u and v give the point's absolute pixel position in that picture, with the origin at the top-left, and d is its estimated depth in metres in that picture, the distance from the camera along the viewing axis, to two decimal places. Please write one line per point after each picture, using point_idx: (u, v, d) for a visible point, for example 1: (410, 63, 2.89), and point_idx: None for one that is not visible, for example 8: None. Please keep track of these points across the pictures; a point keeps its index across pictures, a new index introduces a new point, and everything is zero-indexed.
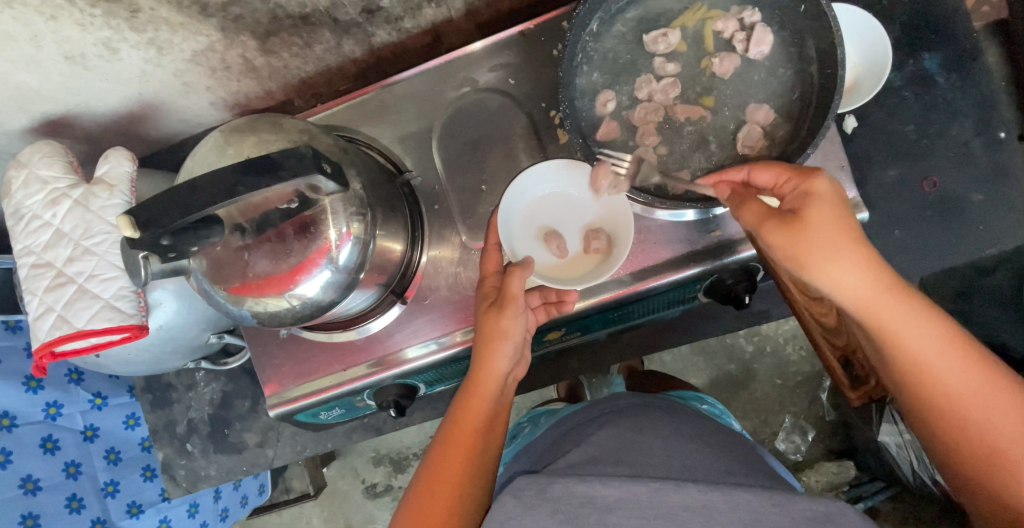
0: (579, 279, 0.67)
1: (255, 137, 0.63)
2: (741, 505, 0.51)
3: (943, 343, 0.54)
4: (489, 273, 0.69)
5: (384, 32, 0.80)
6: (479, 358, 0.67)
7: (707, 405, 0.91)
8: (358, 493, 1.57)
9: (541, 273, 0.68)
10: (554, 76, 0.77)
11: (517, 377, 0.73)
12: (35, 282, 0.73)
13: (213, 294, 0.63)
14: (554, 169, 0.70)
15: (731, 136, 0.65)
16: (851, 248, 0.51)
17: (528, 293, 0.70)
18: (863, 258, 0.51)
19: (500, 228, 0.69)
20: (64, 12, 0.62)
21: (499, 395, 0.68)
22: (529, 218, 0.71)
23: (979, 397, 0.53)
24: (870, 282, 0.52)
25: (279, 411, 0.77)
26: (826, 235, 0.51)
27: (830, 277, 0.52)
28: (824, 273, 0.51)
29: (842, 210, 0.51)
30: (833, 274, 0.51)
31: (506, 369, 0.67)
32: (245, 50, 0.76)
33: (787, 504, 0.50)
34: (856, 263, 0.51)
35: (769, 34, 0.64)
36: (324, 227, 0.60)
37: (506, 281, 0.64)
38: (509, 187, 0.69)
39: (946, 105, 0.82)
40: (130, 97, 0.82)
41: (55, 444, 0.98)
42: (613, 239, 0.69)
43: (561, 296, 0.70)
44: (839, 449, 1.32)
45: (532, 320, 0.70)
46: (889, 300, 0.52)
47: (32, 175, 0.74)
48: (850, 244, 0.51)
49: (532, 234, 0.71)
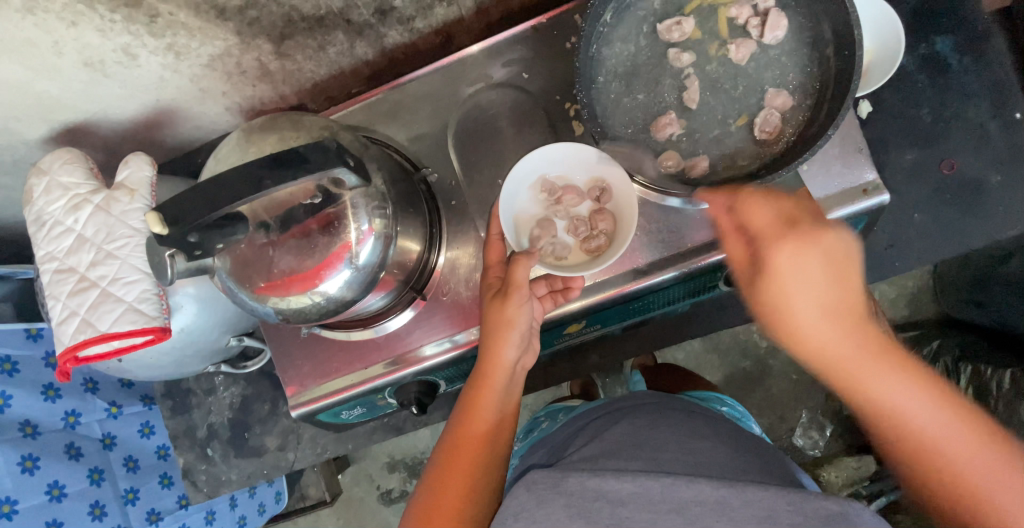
0: (589, 264, 0.67)
1: (277, 135, 0.64)
2: (755, 502, 0.50)
3: (905, 384, 0.55)
4: (493, 264, 0.69)
5: (396, 33, 0.80)
6: (487, 349, 0.65)
7: (726, 407, 0.90)
8: (373, 500, 1.56)
9: (547, 262, 0.67)
10: (567, 69, 0.77)
11: (527, 366, 0.72)
12: (58, 287, 0.74)
13: (237, 292, 0.63)
14: (552, 153, 0.69)
15: (749, 122, 0.65)
16: (794, 250, 0.57)
17: (533, 283, 0.70)
18: (804, 271, 0.57)
19: (503, 214, 0.67)
20: (85, 18, 0.63)
21: (508, 385, 0.67)
22: (529, 206, 0.70)
23: (956, 443, 0.53)
24: (843, 337, 0.56)
25: (301, 412, 0.77)
26: (789, 268, 0.57)
27: (786, 318, 0.58)
28: (784, 315, 0.58)
29: (808, 260, 0.57)
30: (789, 311, 0.58)
31: (514, 358, 0.66)
32: (260, 54, 0.77)
33: (801, 501, 0.49)
34: (817, 306, 0.57)
35: (784, 18, 0.64)
36: (346, 222, 0.61)
37: (510, 271, 0.64)
38: (506, 177, 0.67)
39: (959, 87, 0.82)
40: (147, 104, 0.83)
41: (78, 451, 0.99)
42: (618, 219, 0.68)
43: (566, 283, 0.70)
44: (858, 444, 1.30)
45: (539, 309, 0.69)
46: (846, 341, 0.56)
47: (53, 182, 0.74)
48: (813, 307, 0.57)
49: (531, 222, 0.69)
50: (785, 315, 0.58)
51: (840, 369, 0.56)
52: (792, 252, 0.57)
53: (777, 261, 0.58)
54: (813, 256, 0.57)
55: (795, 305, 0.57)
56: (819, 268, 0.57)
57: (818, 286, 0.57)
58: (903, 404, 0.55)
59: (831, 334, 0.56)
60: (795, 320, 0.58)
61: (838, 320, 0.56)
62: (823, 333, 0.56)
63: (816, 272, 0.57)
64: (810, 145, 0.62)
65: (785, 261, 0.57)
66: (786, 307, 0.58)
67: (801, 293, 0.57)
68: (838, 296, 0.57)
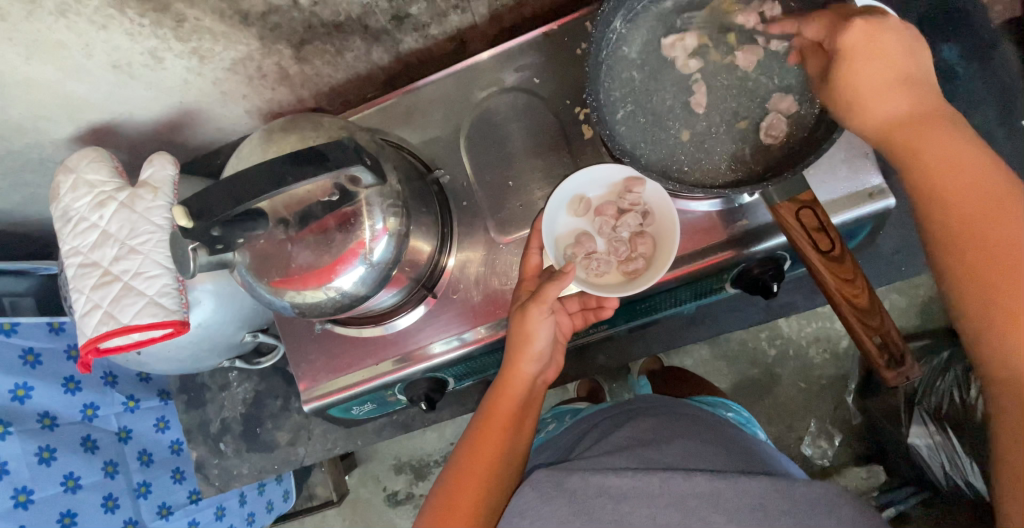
0: (625, 285, 0.67)
1: (297, 135, 0.66)
2: (748, 491, 0.52)
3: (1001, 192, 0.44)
4: (527, 277, 0.71)
5: (412, 39, 0.83)
6: (508, 360, 0.68)
7: (733, 413, 0.90)
8: (380, 501, 1.57)
9: (583, 280, 0.67)
10: (578, 75, 0.79)
11: (547, 381, 0.74)
12: (82, 280, 0.76)
13: (255, 287, 0.66)
14: (600, 173, 0.69)
15: (756, 126, 0.66)
16: (891, 43, 0.51)
17: (566, 299, 0.73)
18: (892, 74, 0.51)
19: (544, 228, 0.68)
20: (115, 22, 0.66)
21: (526, 396, 0.69)
22: (571, 223, 0.70)
23: None
24: (915, 109, 0.50)
25: (313, 406, 0.78)
26: (861, 39, 0.51)
27: (856, 102, 0.52)
28: (857, 106, 0.52)
29: (897, 51, 0.50)
30: (868, 105, 0.51)
31: (533, 371, 0.69)
32: (280, 58, 0.79)
33: (789, 489, 0.51)
34: (891, 94, 0.51)
35: (790, 26, 0.65)
36: (361, 220, 0.63)
37: (539, 287, 0.64)
38: (553, 191, 0.68)
39: (967, 94, 0.83)
40: (170, 106, 0.85)
41: (94, 443, 1.01)
42: (658, 244, 0.68)
43: (599, 302, 0.71)
44: (867, 454, 1.29)
45: (568, 324, 0.73)
46: (933, 147, 0.48)
47: (80, 179, 0.77)
48: (881, 74, 0.51)
49: (572, 240, 0.69)
50: (859, 95, 0.52)
51: (908, 135, 0.49)
52: (865, 26, 0.51)
53: (852, 44, 0.52)
54: (890, 40, 0.51)
55: (863, 81, 0.51)
56: (893, 45, 0.51)
57: (891, 51, 0.51)
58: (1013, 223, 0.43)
59: (905, 117, 0.50)
60: (859, 99, 0.52)
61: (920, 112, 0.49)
62: (903, 114, 0.50)
63: (891, 55, 0.51)
64: (816, 149, 0.63)
65: (860, 42, 0.51)
66: (861, 101, 0.52)
67: (876, 61, 0.51)
68: (926, 103, 0.50)
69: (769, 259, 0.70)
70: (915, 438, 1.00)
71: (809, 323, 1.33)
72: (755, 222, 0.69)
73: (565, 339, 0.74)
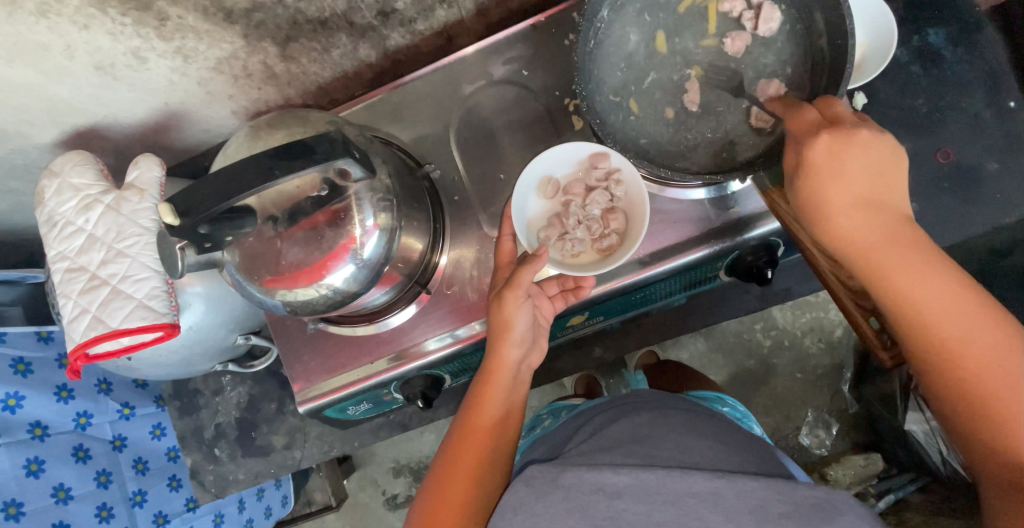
0: (601, 262, 0.66)
1: (284, 131, 0.65)
2: (747, 493, 0.51)
3: (948, 295, 0.52)
4: (502, 264, 0.70)
5: (398, 34, 0.82)
6: (492, 348, 0.67)
7: (727, 407, 0.89)
8: (379, 505, 1.56)
9: (558, 262, 0.66)
10: (566, 66, 0.78)
11: (534, 366, 0.72)
12: (68, 285, 0.75)
13: (246, 285, 0.65)
14: (566, 153, 0.69)
15: (745, 111, 0.66)
16: (858, 156, 0.52)
17: (546, 282, 0.71)
18: (858, 196, 0.53)
19: (515, 216, 0.68)
20: (97, 21, 0.65)
21: (513, 383, 0.68)
22: (543, 207, 0.70)
23: (994, 363, 0.51)
24: (879, 226, 0.53)
25: (308, 408, 0.77)
26: (826, 156, 0.52)
27: (827, 213, 0.54)
28: (827, 220, 0.54)
29: (863, 160, 0.52)
30: (838, 223, 0.54)
31: (518, 357, 0.67)
32: (266, 56, 0.79)
33: (791, 492, 0.50)
34: (856, 210, 0.53)
35: (777, 10, 0.65)
36: (351, 216, 0.62)
37: (514, 273, 0.63)
38: (519, 178, 0.68)
39: (954, 77, 0.83)
40: (156, 108, 0.84)
41: (86, 453, 0.99)
42: (630, 218, 0.68)
43: (577, 282, 0.70)
44: (864, 443, 1.29)
45: (549, 307, 0.70)
46: (896, 253, 0.53)
47: (64, 183, 0.76)
48: (853, 199, 0.53)
49: (544, 223, 0.69)
50: (827, 210, 0.53)
51: (871, 251, 0.53)
52: (831, 139, 0.52)
53: (820, 157, 0.52)
54: (853, 152, 0.52)
55: (831, 196, 0.53)
56: (861, 153, 0.52)
57: (864, 169, 0.53)
58: (966, 329, 0.52)
59: (870, 240, 0.53)
60: (832, 213, 0.53)
61: (879, 226, 0.53)
62: (868, 229, 0.53)
63: (856, 164, 0.52)
64: None
65: (829, 157, 0.52)
66: (830, 214, 0.54)
67: (844, 177, 0.52)
68: (889, 212, 0.53)
69: (763, 247, 0.71)
70: (913, 424, 1.01)
71: (803, 314, 1.33)
72: (745, 209, 0.69)
73: (548, 324, 0.71)
